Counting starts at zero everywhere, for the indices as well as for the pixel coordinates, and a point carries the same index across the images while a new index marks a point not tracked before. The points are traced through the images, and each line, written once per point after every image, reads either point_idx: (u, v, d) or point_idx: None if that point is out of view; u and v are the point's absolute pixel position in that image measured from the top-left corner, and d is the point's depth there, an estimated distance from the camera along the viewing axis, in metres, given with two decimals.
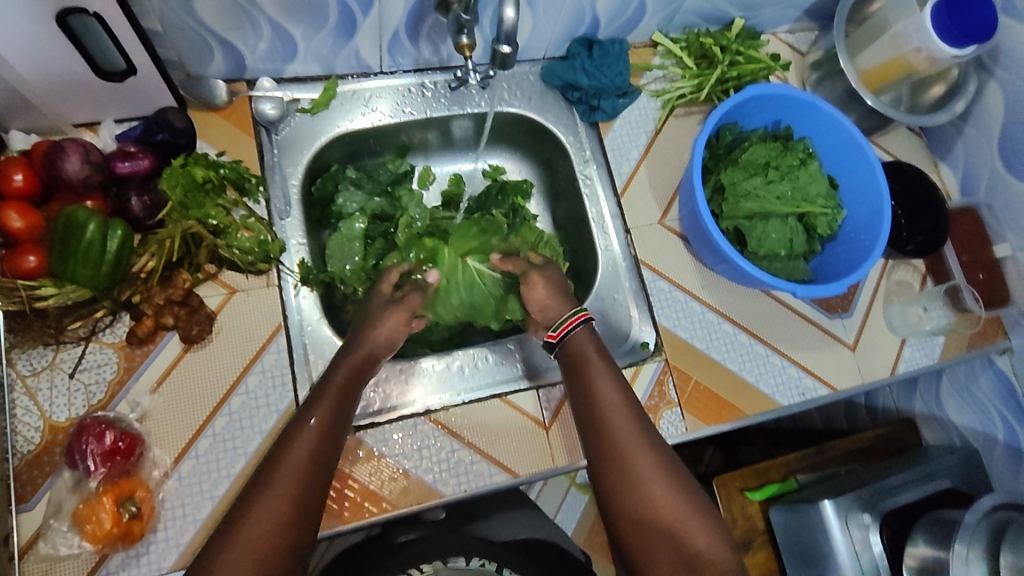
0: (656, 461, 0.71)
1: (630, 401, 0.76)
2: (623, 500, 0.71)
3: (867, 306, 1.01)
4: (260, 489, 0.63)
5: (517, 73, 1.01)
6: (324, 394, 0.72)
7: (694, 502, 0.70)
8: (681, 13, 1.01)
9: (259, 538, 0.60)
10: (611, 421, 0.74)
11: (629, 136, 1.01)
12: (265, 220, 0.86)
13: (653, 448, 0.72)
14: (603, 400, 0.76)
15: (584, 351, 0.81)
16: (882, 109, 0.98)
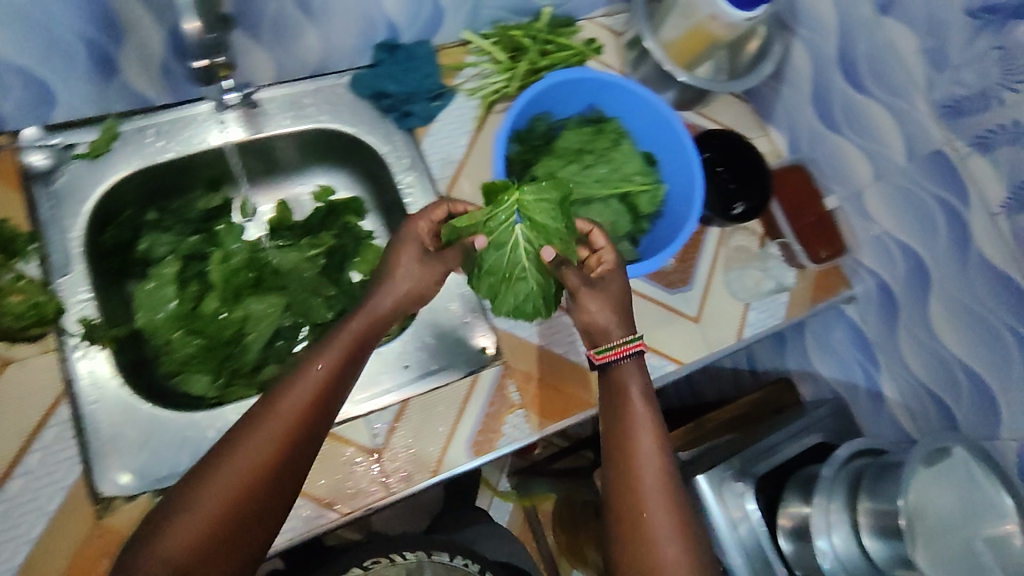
0: (665, 513, 0.72)
1: (663, 450, 0.76)
2: (624, 536, 0.72)
3: (707, 275, 1.02)
4: (248, 434, 0.66)
5: (322, 87, 0.95)
6: (331, 349, 0.74)
7: (694, 561, 0.70)
8: (484, 8, 0.99)
9: (236, 480, 0.64)
10: (633, 459, 0.75)
11: (448, 139, 0.99)
12: (39, 280, 0.80)
13: (665, 496, 0.73)
14: (634, 430, 0.77)
15: (636, 385, 0.80)
16: (696, 82, 0.97)
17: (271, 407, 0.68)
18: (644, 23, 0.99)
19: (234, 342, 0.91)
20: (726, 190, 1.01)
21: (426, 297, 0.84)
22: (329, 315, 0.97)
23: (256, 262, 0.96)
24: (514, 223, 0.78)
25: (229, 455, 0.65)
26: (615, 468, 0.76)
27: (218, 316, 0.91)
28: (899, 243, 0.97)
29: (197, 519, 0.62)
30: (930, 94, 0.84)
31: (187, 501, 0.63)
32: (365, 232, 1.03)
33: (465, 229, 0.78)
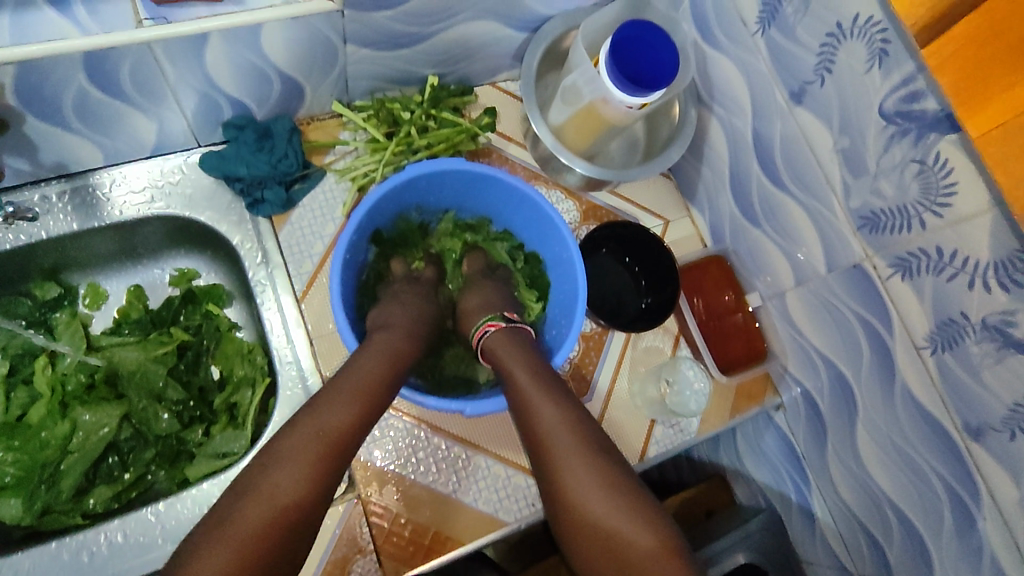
0: (587, 465, 0.68)
1: (563, 402, 0.72)
2: (556, 504, 0.69)
3: (608, 387, 0.90)
4: (285, 451, 0.62)
5: (165, 170, 0.86)
6: (372, 358, 0.71)
7: (632, 505, 0.66)
8: (356, 79, 0.88)
9: (290, 497, 0.60)
10: (533, 422, 0.71)
11: (311, 228, 0.87)
12: None
13: (585, 448, 0.69)
14: (525, 395, 0.72)
15: (511, 348, 0.76)
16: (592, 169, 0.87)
17: (300, 431, 0.63)
18: (531, 101, 0.87)
19: (53, 463, 0.79)
20: (637, 290, 0.92)
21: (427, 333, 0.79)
22: (173, 423, 0.85)
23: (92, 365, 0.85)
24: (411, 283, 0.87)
25: (267, 480, 0.60)
26: (529, 441, 0.72)
27: (40, 429, 0.80)
28: (823, 356, 0.85)
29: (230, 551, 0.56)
30: (847, 203, 0.75)
31: (219, 531, 0.57)
32: (227, 323, 0.92)
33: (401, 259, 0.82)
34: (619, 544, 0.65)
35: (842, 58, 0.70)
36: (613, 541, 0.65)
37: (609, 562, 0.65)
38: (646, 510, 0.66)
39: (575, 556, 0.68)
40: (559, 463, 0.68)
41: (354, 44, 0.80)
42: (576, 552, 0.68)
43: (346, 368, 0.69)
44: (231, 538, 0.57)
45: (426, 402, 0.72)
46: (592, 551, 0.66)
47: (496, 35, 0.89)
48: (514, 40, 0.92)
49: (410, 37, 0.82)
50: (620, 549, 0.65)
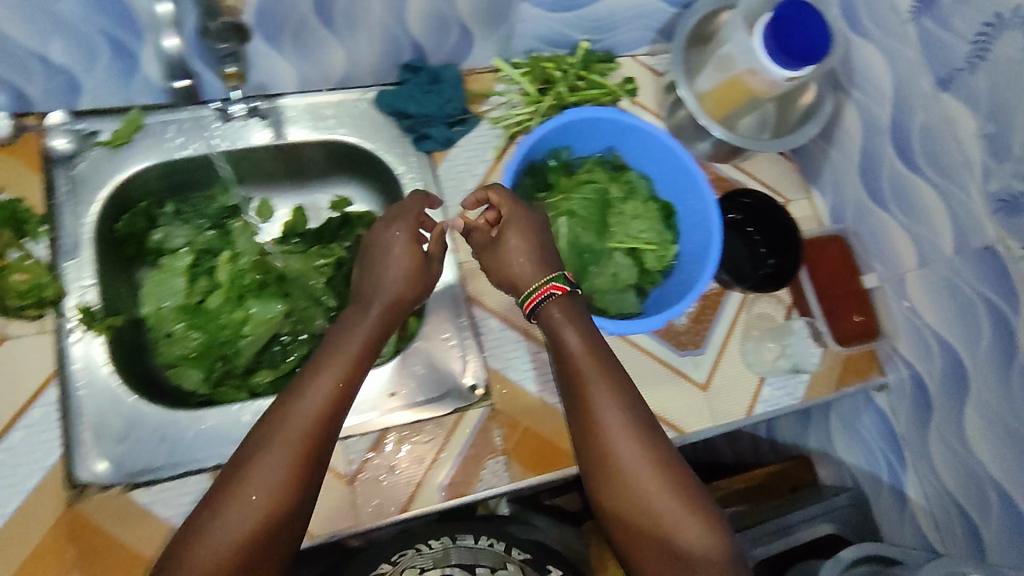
0: (648, 459, 0.67)
1: (624, 389, 0.70)
2: (611, 497, 0.67)
3: (722, 343, 0.95)
4: (264, 444, 0.62)
5: (345, 101, 0.96)
6: (347, 343, 0.71)
7: (689, 504, 0.66)
8: (518, 37, 0.96)
9: (266, 499, 0.59)
10: (591, 410, 0.69)
11: (465, 167, 0.96)
12: (46, 262, 0.80)
13: (647, 441, 0.68)
14: (585, 381, 0.70)
15: (562, 323, 0.73)
16: (731, 137, 0.93)
17: (275, 424, 0.63)
18: (680, 69, 0.94)
19: (229, 343, 0.91)
20: (761, 259, 0.94)
21: (408, 304, 0.77)
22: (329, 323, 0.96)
23: (264, 266, 0.96)
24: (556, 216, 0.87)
25: (248, 474, 0.60)
26: (583, 430, 0.69)
27: (220, 313, 0.92)
28: (939, 337, 0.89)
29: (217, 545, 0.57)
30: (986, 186, 0.79)
31: (205, 525, 0.59)
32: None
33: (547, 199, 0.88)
34: (674, 542, 0.64)
35: (1000, 46, 0.74)
36: (668, 539, 0.65)
37: (663, 563, 0.65)
38: (704, 510, 0.66)
39: (625, 551, 0.68)
40: (617, 455, 0.67)
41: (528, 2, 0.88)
42: (626, 547, 0.67)
43: (311, 363, 0.68)
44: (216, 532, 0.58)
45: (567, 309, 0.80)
46: (643, 547, 0.66)
47: (650, 6, 0.96)
48: (664, 14, 0.98)
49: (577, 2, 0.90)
50: (676, 548, 0.64)
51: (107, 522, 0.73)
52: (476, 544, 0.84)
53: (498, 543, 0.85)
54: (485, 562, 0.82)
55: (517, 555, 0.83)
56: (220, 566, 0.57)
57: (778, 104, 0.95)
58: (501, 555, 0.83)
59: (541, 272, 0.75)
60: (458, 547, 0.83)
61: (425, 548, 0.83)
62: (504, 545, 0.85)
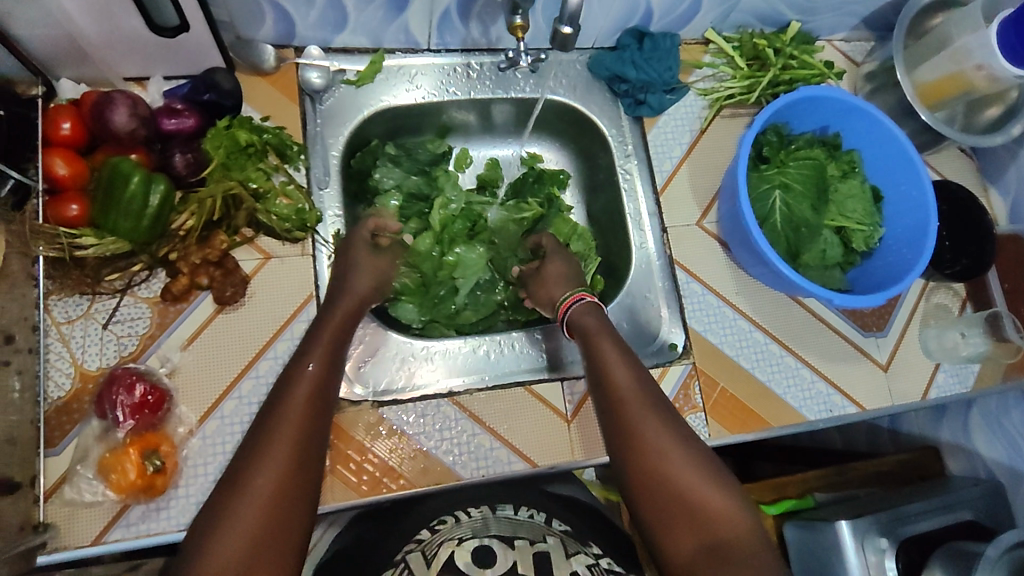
0: (665, 433, 0.72)
1: (640, 379, 0.77)
2: (637, 473, 0.72)
3: (902, 328, 1.00)
4: (259, 437, 0.61)
5: (564, 60, 0.99)
6: (326, 329, 0.73)
7: (708, 473, 0.71)
8: (736, 12, 0.99)
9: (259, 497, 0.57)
10: (624, 396, 0.76)
11: (673, 134, 1.00)
12: (304, 188, 0.86)
13: (660, 421, 0.74)
14: (612, 374, 0.78)
15: (593, 328, 0.84)
16: (935, 125, 0.96)
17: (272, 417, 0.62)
18: (900, 62, 0.97)
19: (443, 284, 0.96)
20: (940, 259, 0.98)
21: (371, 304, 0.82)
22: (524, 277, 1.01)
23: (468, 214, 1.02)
24: (774, 189, 0.91)
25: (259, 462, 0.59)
26: (612, 415, 0.76)
27: (430, 254, 0.97)
28: None
29: (242, 525, 0.56)
30: None
31: (222, 508, 0.57)
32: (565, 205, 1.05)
33: (766, 173, 0.93)
34: (696, 506, 0.69)
35: None
36: (693, 505, 0.69)
37: (691, 528, 0.68)
38: (722, 477, 0.71)
39: (653, 526, 0.71)
40: (635, 423, 0.73)
41: None
42: (654, 522, 0.71)
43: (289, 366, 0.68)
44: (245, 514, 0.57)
45: (786, 270, 0.84)
46: (674, 516, 0.69)
47: None
48: (878, 1, 1.00)
49: None
50: (698, 511, 0.69)
51: (361, 432, 0.81)
52: (515, 514, 0.73)
53: (537, 515, 0.75)
54: (525, 534, 0.70)
55: (558, 526, 0.74)
56: (250, 531, 0.56)
57: (971, 104, 0.96)
58: (541, 525, 0.74)
59: (571, 286, 0.90)
60: (498, 517, 0.72)
61: (463, 514, 0.73)
62: (545, 516, 0.75)
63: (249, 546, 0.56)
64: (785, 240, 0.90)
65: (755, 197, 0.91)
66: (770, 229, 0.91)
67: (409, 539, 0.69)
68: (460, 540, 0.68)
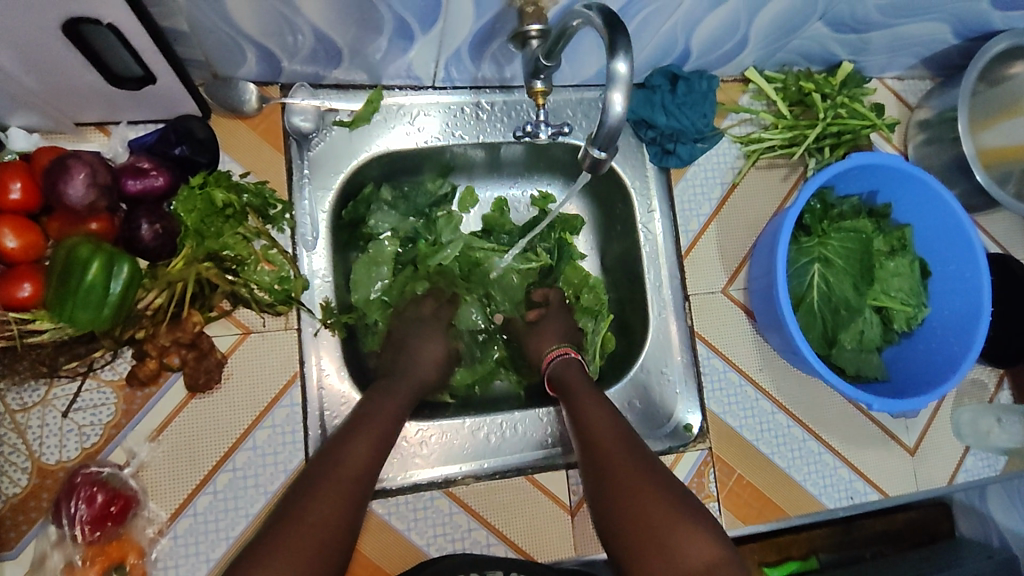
0: (636, 469, 0.66)
1: (615, 419, 0.72)
2: (610, 513, 0.65)
3: (934, 408, 0.93)
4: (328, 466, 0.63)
5: (585, 99, 0.88)
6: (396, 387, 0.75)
7: (681, 508, 0.63)
8: (783, 51, 0.87)
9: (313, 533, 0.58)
10: (597, 435, 0.71)
11: (702, 189, 0.90)
12: (289, 252, 0.77)
13: (630, 456, 0.67)
14: (584, 415, 0.73)
15: (569, 377, 0.79)
16: (989, 188, 0.84)
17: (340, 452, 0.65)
18: (965, 117, 0.86)
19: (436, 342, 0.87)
20: None
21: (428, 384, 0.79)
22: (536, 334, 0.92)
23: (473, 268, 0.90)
24: (813, 264, 0.82)
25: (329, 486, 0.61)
26: (586, 455, 0.70)
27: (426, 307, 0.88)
28: None
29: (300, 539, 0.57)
30: None
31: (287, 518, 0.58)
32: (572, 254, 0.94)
33: (806, 246, 0.83)
34: (669, 543, 0.60)
35: None
36: (665, 543, 0.61)
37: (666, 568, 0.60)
38: (697, 514, 0.63)
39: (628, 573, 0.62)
40: (605, 460, 0.68)
41: (823, 22, 0.79)
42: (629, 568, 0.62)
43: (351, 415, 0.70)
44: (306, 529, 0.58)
45: (820, 368, 0.75)
46: (646, 557, 0.61)
47: (935, 36, 0.86)
48: (943, 44, 0.89)
49: (870, 25, 0.81)
50: (671, 551, 0.60)
51: None
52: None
53: None
54: None
55: None
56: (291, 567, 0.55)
57: None
58: None
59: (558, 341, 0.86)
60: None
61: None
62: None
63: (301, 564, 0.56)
64: (821, 322, 0.82)
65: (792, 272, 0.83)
66: (806, 310, 0.82)
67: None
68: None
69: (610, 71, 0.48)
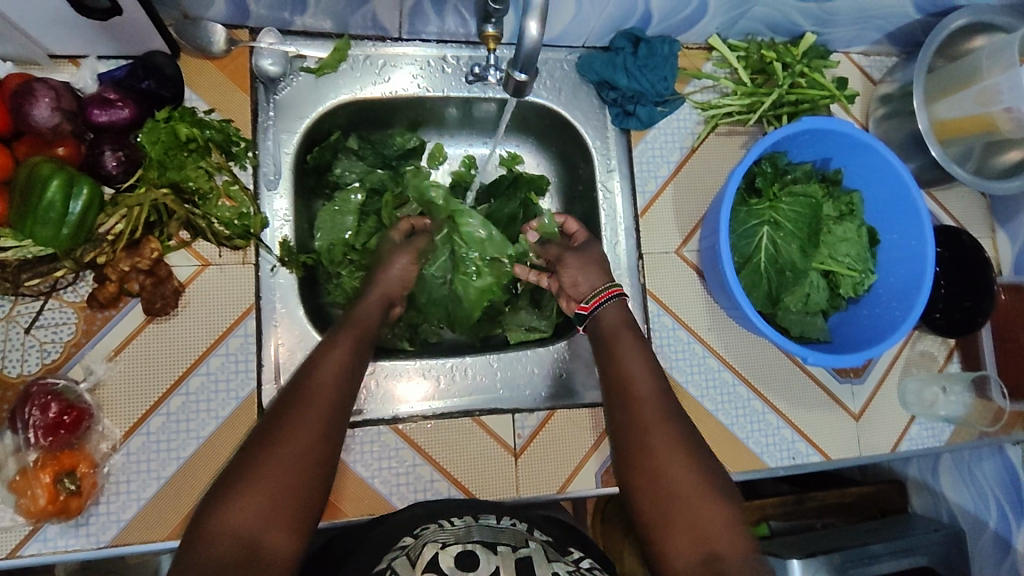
0: (676, 439, 0.67)
1: (659, 382, 0.72)
2: (641, 474, 0.66)
3: (881, 375, 0.94)
4: (282, 414, 0.64)
5: (550, 59, 0.90)
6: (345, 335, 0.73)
7: (716, 486, 0.65)
8: (745, 19, 0.88)
9: (266, 496, 0.59)
10: (641, 397, 0.71)
11: (661, 151, 0.92)
12: (250, 190, 0.80)
13: (672, 425, 0.68)
14: (631, 375, 0.72)
15: (613, 326, 0.78)
16: (945, 163, 0.86)
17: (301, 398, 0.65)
18: (920, 93, 0.87)
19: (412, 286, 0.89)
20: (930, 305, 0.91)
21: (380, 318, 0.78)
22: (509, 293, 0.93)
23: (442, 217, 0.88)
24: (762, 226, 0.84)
25: (281, 440, 0.62)
26: (624, 413, 0.70)
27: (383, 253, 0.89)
28: None
29: (252, 500, 0.59)
30: None
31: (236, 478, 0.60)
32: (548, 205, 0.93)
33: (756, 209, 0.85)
34: (700, 515, 0.63)
35: None
36: (696, 513, 0.63)
37: (687, 531, 0.62)
38: (729, 493, 0.65)
39: (648, 531, 0.64)
40: (650, 427, 0.68)
41: None
42: (650, 527, 0.64)
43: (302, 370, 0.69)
44: (261, 486, 0.60)
45: (759, 323, 0.76)
46: (675, 521, 0.63)
47: (896, 10, 0.87)
48: (904, 18, 0.90)
49: None
50: (702, 523, 0.62)
51: None
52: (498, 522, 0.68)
53: (522, 524, 0.70)
54: (506, 538, 0.66)
55: (539, 535, 0.69)
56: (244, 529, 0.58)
57: (991, 141, 0.86)
58: (525, 533, 0.69)
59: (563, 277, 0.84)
60: (481, 526, 0.68)
61: (448, 524, 0.70)
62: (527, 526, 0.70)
63: (253, 520, 0.58)
64: (767, 282, 0.84)
65: (741, 232, 0.84)
66: (753, 270, 0.84)
67: (394, 545, 0.64)
68: (445, 543, 0.64)
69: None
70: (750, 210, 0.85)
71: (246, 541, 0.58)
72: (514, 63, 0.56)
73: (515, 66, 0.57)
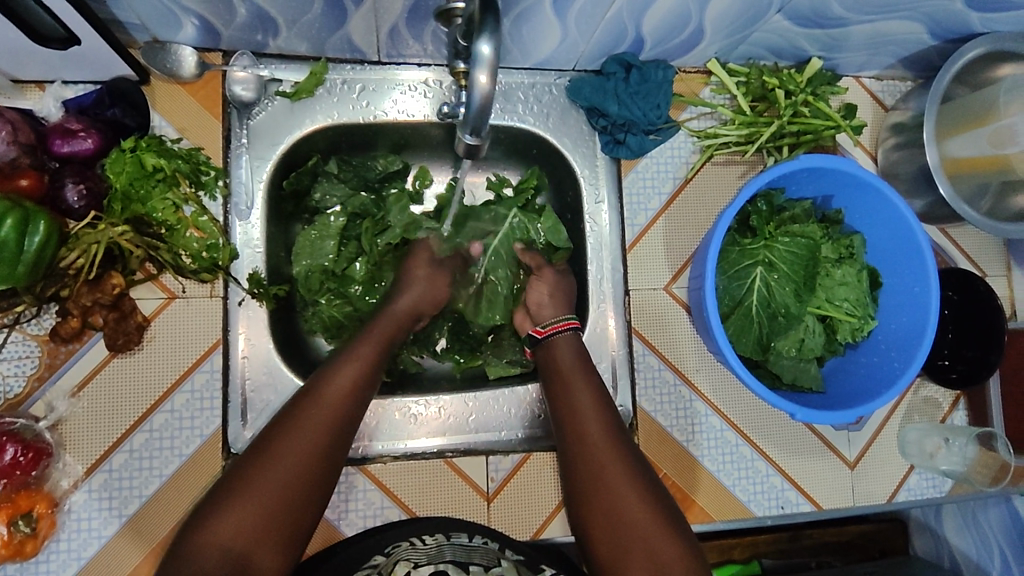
0: (623, 464, 0.65)
1: (600, 397, 0.71)
2: (593, 509, 0.64)
3: (881, 421, 0.90)
4: (272, 437, 0.60)
5: (538, 83, 0.86)
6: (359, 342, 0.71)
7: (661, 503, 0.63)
8: (747, 44, 0.83)
9: (279, 481, 0.57)
10: (587, 424, 0.69)
11: (653, 182, 0.88)
12: (220, 219, 0.77)
13: (620, 453, 0.66)
14: (578, 407, 0.70)
15: (565, 361, 0.75)
16: (955, 202, 0.79)
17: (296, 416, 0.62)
18: (932, 124, 0.81)
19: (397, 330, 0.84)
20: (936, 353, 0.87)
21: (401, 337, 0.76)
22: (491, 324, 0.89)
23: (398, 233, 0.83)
24: (757, 268, 0.80)
25: (280, 443, 0.59)
26: (572, 441, 0.68)
27: (341, 268, 0.84)
28: None
29: (246, 519, 0.55)
30: None
31: (229, 490, 0.56)
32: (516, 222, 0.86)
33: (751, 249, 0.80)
34: (654, 545, 0.60)
35: None
36: (645, 536, 0.61)
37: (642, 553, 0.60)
38: (680, 522, 0.63)
39: (604, 553, 0.63)
40: (595, 449, 0.67)
41: (782, 15, 0.75)
42: (606, 550, 0.62)
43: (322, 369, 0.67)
44: (258, 493, 0.56)
45: (747, 378, 0.72)
46: (628, 549, 0.61)
47: (910, 37, 0.81)
48: (919, 45, 0.84)
49: (834, 21, 0.76)
50: (656, 554, 0.60)
51: None
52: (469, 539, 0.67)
53: (493, 542, 0.68)
54: (478, 558, 0.64)
55: (512, 556, 0.67)
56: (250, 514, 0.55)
57: (1004, 183, 0.81)
58: (496, 551, 0.67)
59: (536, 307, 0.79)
60: (454, 544, 0.66)
61: (420, 542, 0.67)
62: (498, 544, 0.68)
63: (245, 537, 0.55)
64: (757, 327, 0.79)
65: (733, 274, 0.80)
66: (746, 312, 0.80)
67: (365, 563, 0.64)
68: (416, 564, 0.63)
69: (475, 55, 0.50)
70: (742, 248, 0.80)
71: (233, 561, 0.53)
72: (464, 127, 0.57)
73: (466, 129, 0.58)
